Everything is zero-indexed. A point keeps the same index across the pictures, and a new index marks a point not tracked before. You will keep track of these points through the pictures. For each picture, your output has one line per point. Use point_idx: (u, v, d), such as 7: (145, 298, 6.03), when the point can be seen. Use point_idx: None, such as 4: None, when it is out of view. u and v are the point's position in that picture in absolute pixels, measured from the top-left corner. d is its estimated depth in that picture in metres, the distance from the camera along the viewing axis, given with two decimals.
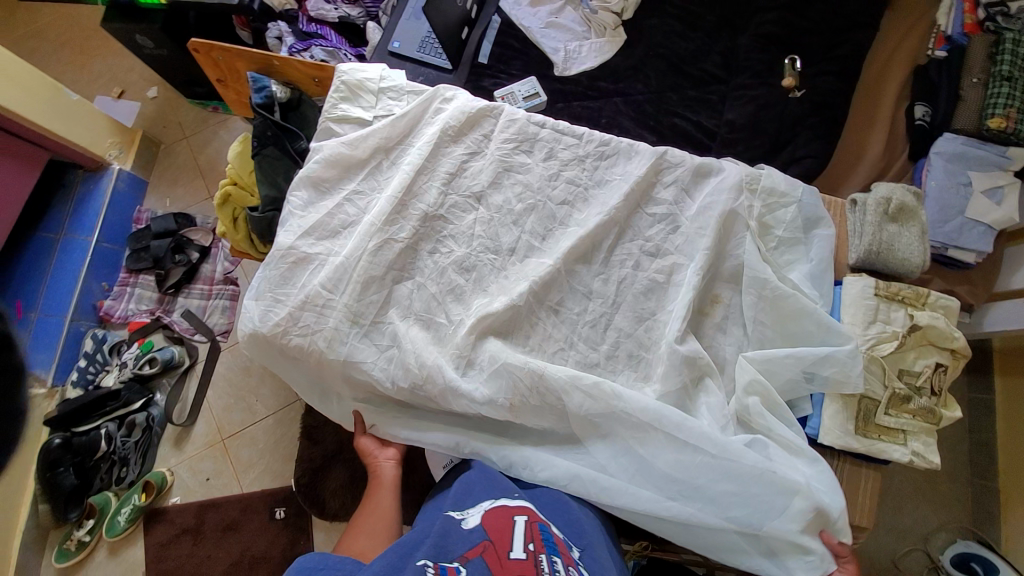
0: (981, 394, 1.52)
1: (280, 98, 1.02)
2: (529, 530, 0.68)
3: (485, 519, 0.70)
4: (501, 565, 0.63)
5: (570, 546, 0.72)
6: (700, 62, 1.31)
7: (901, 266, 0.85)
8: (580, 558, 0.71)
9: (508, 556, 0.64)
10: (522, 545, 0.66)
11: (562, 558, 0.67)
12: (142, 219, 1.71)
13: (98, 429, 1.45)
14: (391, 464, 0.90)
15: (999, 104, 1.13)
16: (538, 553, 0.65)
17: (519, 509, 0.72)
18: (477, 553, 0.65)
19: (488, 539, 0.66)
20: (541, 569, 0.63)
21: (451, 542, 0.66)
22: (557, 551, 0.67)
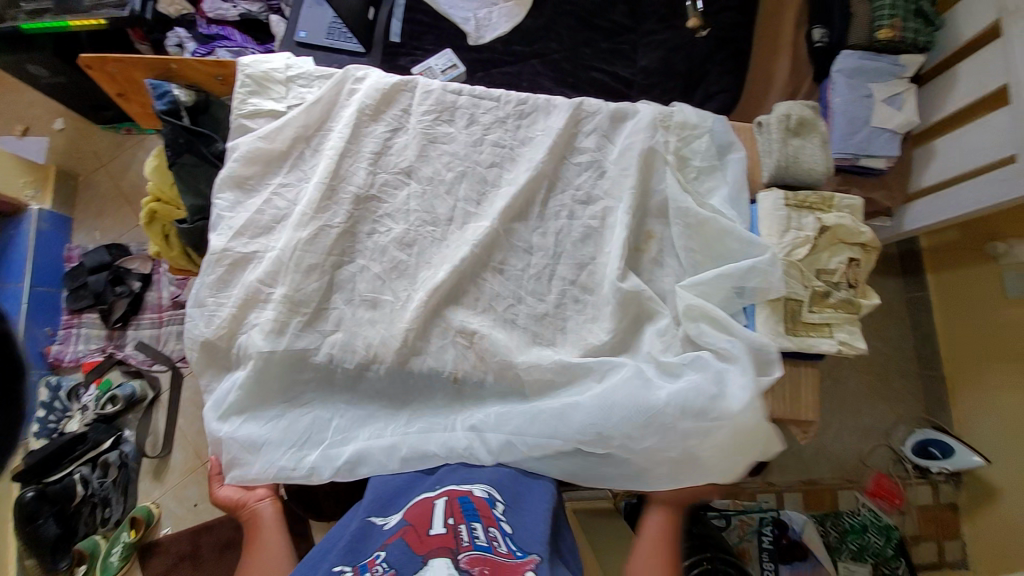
0: (917, 293, 1.64)
1: (185, 102, 0.99)
2: (449, 507, 0.70)
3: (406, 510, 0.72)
4: (421, 540, 0.65)
5: (495, 502, 0.73)
6: (608, 13, 1.33)
7: (809, 175, 0.90)
8: (504, 511, 0.72)
9: (428, 532, 0.67)
10: (442, 521, 0.68)
11: (483, 521, 0.69)
12: (73, 257, 1.64)
13: (72, 475, 1.39)
14: (266, 504, 0.85)
15: (884, 16, 1.20)
16: (457, 526, 0.67)
17: (440, 493, 0.73)
18: (398, 536, 0.67)
19: (408, 523, 0.68)
20: (460, 536, 0.66)
21: (367, 543, 0.68)
22: (477, 517, 0.69)
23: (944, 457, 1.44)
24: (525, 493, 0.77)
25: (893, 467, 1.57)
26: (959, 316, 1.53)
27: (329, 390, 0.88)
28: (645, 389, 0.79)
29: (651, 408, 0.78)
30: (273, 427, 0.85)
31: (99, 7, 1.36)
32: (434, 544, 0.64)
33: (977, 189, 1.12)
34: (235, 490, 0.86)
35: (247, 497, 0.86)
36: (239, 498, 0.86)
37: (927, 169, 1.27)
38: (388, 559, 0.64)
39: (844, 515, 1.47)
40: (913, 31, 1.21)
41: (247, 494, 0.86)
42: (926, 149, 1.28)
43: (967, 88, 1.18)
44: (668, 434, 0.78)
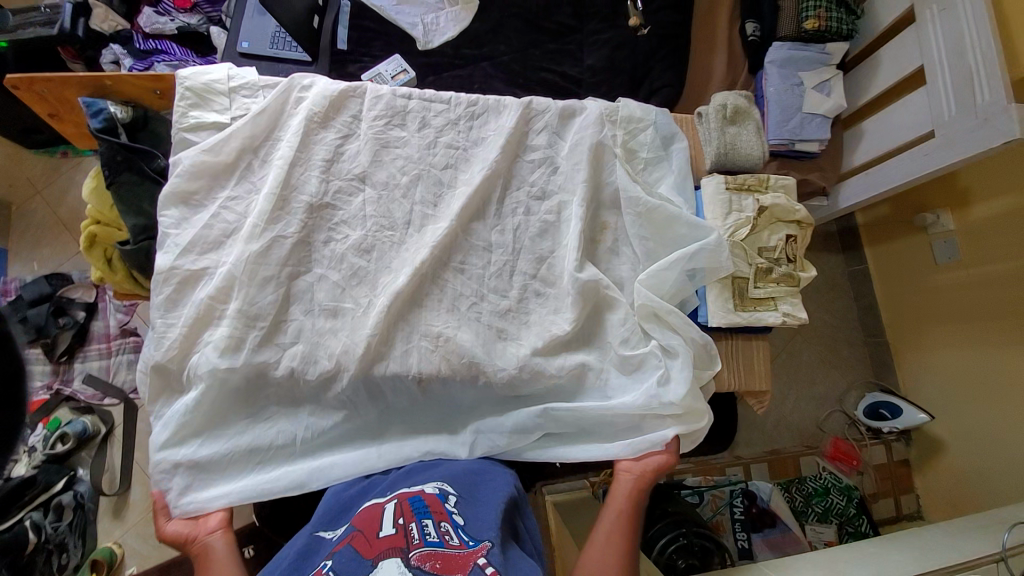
0: (859, 267, 1.75)
1: (121, 119, 0.95)
2: (399, 509, 0.69)
3: (355, 519, 0.71)
4: (369, 544, 0.63)
5: (447, 497, 0.73)
6: (553, 14, 1.36)
7: (746, 160, 0.96)
8: (456, 503, 0.72)
9: (378, 536, 0.64)
10: (392, 522, 0.67)
11: (435, 518, 0.67)
12: (10, 290, 1.54)
13: (21, 522, 1.29)
14: (219, 536, 0.80)
15: (810, 7, 1.28)
16: (408, 524, 0.65)
17: (390, 500, 0.73)
18: (346, 543, 0.65)
19: (356, 529, 0.67)
20: (411, 535, 0.63)
21: (313, 558, 0.66)
22: (429, 515, 0.68)
23: (893, 417, 1.54)
24: (478, 486, 0.78)
25: (849, 431, 1.67)
26: (897, 286, 1.64)
27: (294, 404, 0.87)
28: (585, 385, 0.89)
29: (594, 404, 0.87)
30: (235, 444, 0.83)
31: (26, 25, 1.32)
32: (383, 545, 0.61)
33: (901, 166, 1.21)
34: (183, 525, 0.80)
35: (199, 529, 0.80)
36: (189, 531, 0.80)
37: (858, 149, 1.37)
38: (334, 567, 0.60)
39: (808, 479, 1.55)
40: (836, 20, 1.29)
41: (199, 525, 0.81)
42: (856, 132, 1.38)
43: (887, 74, 1.27)
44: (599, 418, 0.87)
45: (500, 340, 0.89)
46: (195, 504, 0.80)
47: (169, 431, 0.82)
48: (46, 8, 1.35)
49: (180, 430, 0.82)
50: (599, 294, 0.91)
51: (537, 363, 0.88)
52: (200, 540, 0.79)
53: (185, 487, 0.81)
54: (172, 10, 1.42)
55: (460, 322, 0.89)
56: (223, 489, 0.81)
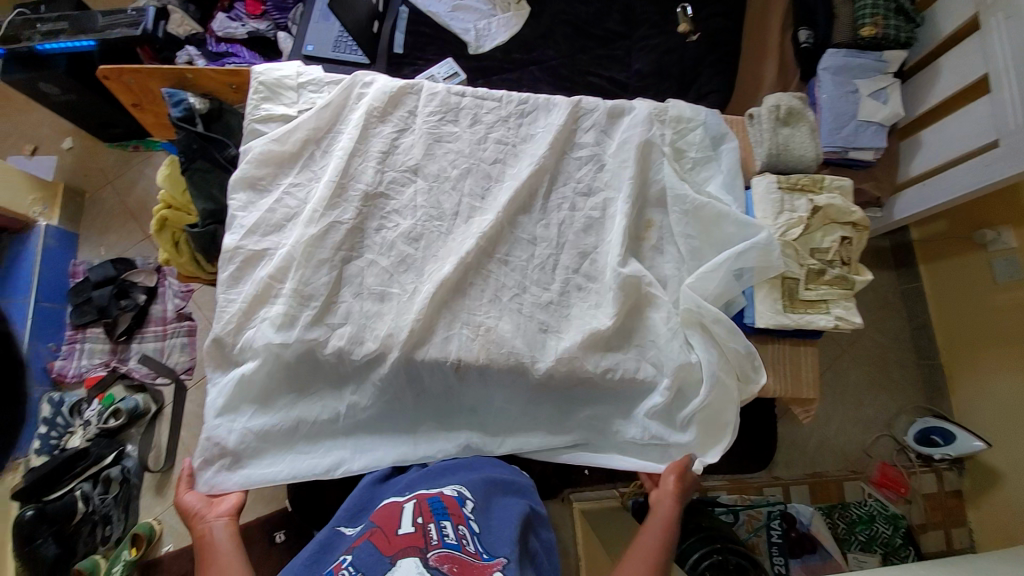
0: (912, 284, 1.67)
1: (199, 109, 1.03)
2: (418, 508, 0.70)
3: (373, 516, 0.72)
4: (388, 542, 0.64)
5: (465, 501, 0.74)
6: (602, 22, 1.39)
7: (799, 162, 0.94)
8: (473, 509, 0.73)
9: (397, 533, 0.65)
10: (411, 520, 0.67)
11: (453, 519, 0.69)
12: (79, 272, 1.67)
13: (72, 492, 1.37)
14: (223, 523, 0.84)
15: (867, 15, 1.29)
16: (426, 524, 0.66)
17: (409, 498, 0.74)
18: (365, 539, 0.66)
19: (376, 526, 0.68)
20: (430, 535, 0.64)
21: (334, 552, 0.68)
22: (447, 515, 0.69)
23: (947, 444, 1.46)
24: (492, 497, 0.79)
25: (897, 458, 1.58)
26: (954, 304, 1.56)
27: (340, 381, 0.91)
28: (619, 385, 0.90)
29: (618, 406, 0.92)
30: (285, 418, 0.89)
31: (113, 27, 1.41)
32: (402, 544, 0.62)
33: (959, 178, 1.17)
34: (199, 499, 0.87)
35: (208, 510, 0.85)
36: (201, 507, 0.86)
37: (915, 159, 1.32)
38: (354, 563, 0.61)
39: (851, 505, 1.49)
40: (893, 28, 1.29)
41: (211, 506, 0.86)
42: (914, 141, 1.34)
43: (949, 81, 1.24)
44: (619, 423, 0.91)
45: (537, 329, 0.90)
46: (246, 476, 0.87)
47: (223, 402, 0.88)
48: (132, 11, 1.44)
49: (232, 400, 0.88)
50: (645, 292, 0.91)
51: (576, 357, 0.87)
52: (205, 521, 0.84)
53: (232, 459, 0.87)
54: (244, 17, 1.55)
55: (504, 311, 0.91)
56: (271, 462, 0.87)
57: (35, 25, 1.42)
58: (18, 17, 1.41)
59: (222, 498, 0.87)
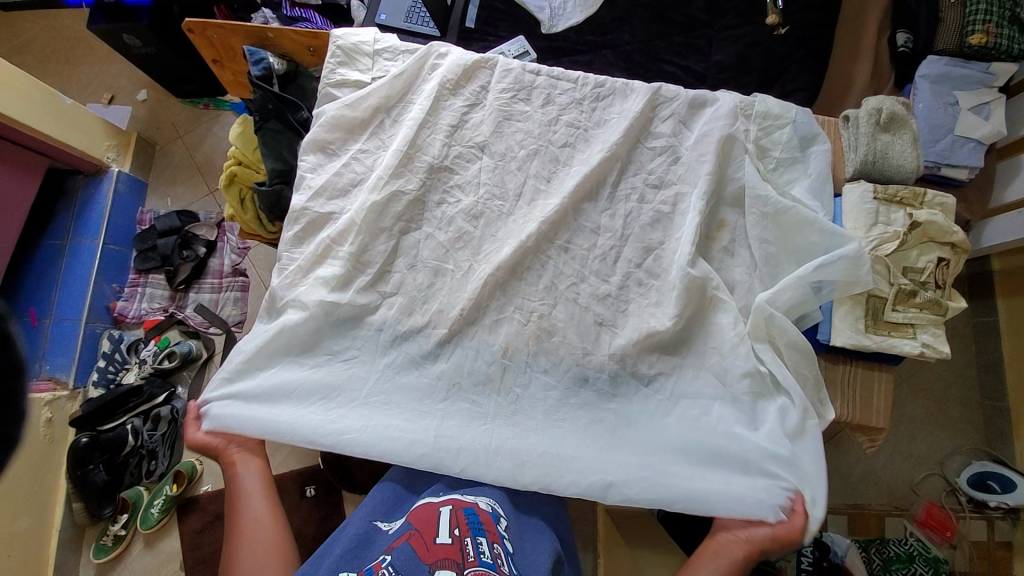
0: (987, 318, 1.56)
1: (278, 70, 1.04)
2: (454, 518, 0.71)
3: (410, 517, 0.73)
4: (426, 548, 0.64)
5: (499, 519, 0.75)
6: (684, 7, 1.32)
7: (897, 172, 0.87)
8: (507, 527, 0.74)
9: (434, 541, 0.66)
10: (448, 531, 0.68)
11: (488, 536, 0.69)
12: (145, 220, 1.77)
13: (124, 425, 1.47)
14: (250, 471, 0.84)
15: (976, 22, 1.18)
16: (463, 537, 0.67)
17: (445, 503, 0.75)
18: (404, 540, 0.67)
19: (414, 528, 0.69)
20: (466, 550, 0.64)
21: (370, 549, 0.69)
22: (483, 532, 0.70)
23: (1004, 492, 1.39)
24: (524, 522, 0.79)
25: (945, 498, 1.50)
26: None
27: (371, 352, 0.87)
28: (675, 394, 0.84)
29: (676, 420, 0.82)
30: (309, 374, 0.86)
31: None
32: (440, 554, 0.63)
33: None
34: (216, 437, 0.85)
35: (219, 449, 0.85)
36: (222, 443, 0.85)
37: (1012, 183, 1.22)
38: (394, 564, 0.62)
39: (890, 542, 1.42)
40: (1007, 38, 1.18)
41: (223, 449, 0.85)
42: (1014, 163, 1.23)
43: None
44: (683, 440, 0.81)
45: (595, 320, 0.87)
46: (249, 422, 0.81)
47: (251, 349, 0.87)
48: None
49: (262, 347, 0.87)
50: (714, 300, 0.86)
51: (629, 351, 0.85)
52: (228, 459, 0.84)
53: (245, 400, 0.84)
54: None
55: (561, 299, 0.88)
56: (278, 414, 0.82)
57: None
58: None
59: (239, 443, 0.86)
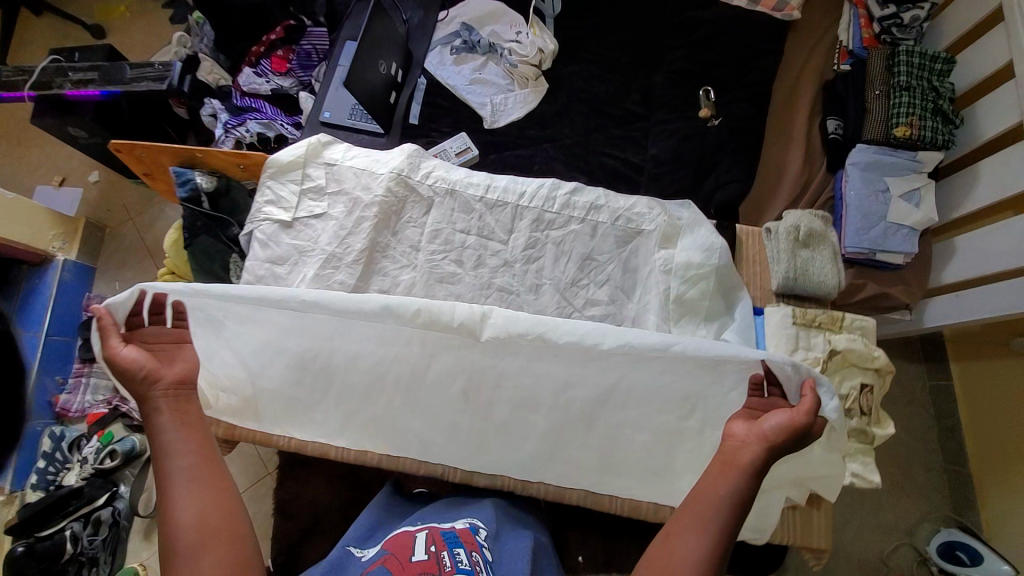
0: (942, 381, 1.56)
1: (205, 188, 1.02)
2: (431, 537, 0.77)
3: (382, 545, 0.78)
4: (402, 566, 0.69)
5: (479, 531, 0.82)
6: (620, 102, 1.38)
7: (818, 289, 0.88)
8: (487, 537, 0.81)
9: (410, 560, 0.71)
10: (423, 548, 0.74)
11: (467, 547, 0.75)
12: (93, 307, 1.71)
13: (62, 531, 1.39)
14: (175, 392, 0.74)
15: (902, 114, 1.23)
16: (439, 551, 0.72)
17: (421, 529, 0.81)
18: (378, 564, 0.72)
19: (387, 553, 0.74)
20: (443, 562, 0.69)
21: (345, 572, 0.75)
22: (460, 544, 0.76)
23: (973, 564, 1.32)
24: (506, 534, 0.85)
25: (917, 569, 1.44)
26: (989, 410, 1.43)
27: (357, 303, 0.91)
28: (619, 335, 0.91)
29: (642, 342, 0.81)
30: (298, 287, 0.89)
31: (139, 80, 1.44)
32: (415, 569, 0.68)
33: (1002, 295, 1.10)
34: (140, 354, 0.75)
35: (165, 372, 0.75)
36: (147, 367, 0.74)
37: (948, 266, 1.24)
38: None
39: None
40: (931, 130, 1.21)
41: (157, 372, 0.74)
42: (948, 245, 1.25)
43: (990, 187, 1.16)
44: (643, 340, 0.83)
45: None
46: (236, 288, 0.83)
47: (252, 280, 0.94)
48: (159, 65, 1.46)
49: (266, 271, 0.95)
50: None
51: None
52: (151, 396, 0.72)
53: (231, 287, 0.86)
54: (269, 73, 1.59)
55: None
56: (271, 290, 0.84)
57: (67, 74, 1.44)
58: (52, 66, 1.44)
59: (173, 363, 0.76)
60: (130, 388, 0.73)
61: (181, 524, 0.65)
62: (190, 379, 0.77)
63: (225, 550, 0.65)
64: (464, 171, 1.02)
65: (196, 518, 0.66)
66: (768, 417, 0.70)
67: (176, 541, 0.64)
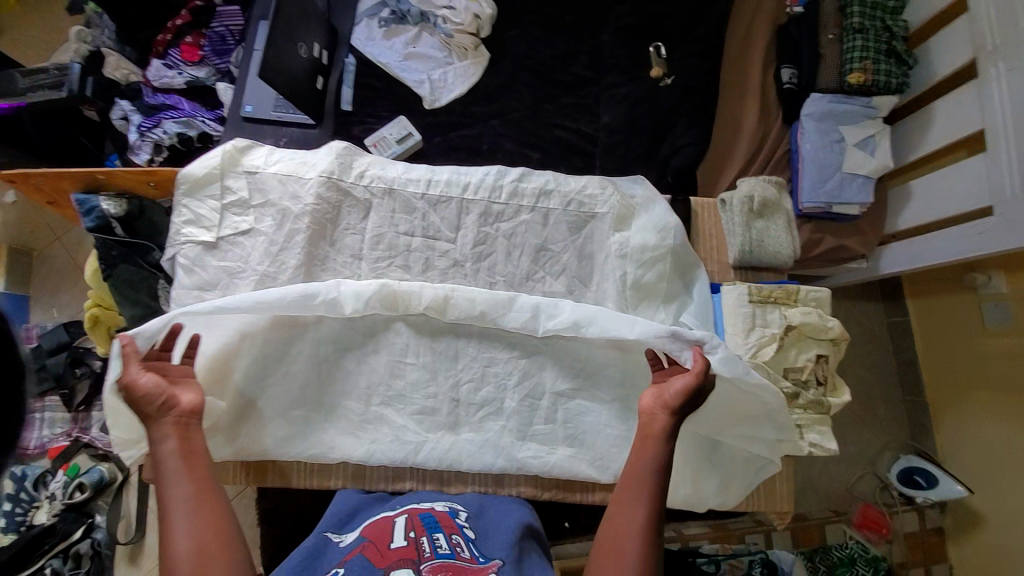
0: (900, 318, 1.59)
1: (115, 214, 0.93)
2: (410, 523, 0.73)
3: (363, 531, 0.73)
4: (381, 555, 0.65)
5: (457, 514, 0.78)
6: (568, 66, 1.29)
7: (774, 259, 0.90)
8: (465, 519, 0.78)
9: (390, 547, 0.67)
10: (403, 535, 0.70)
11: (445, 531, 0.72)
12: (32, 337, 1.54)
13: (42, 570, 1.32)
14: (188, 418, 0.74)
15: (855, 59, 1.18)
16: (419, 537, 0.69)
17: (399, 514, 0.77)
18: (357, 552, 0.67)
19: (367, 540, 0.69)
20: (422, 548, 0.66)
21: (323, 560, 0.68)
22: (438, 528, 0.72)
23: (928, 487, 1.40)
24: (487, 510, 0.82)
25: (880, 496, 1.52)
26: (942, 342, 1.47)
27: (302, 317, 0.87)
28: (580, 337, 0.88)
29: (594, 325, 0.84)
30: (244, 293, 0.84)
31: (36, 88, 1.30)
32: (395, 555, 0.64)
33: (953, 239, 1.11)
34: (155, 380, 0.74)
35: (178, 400, 0.74)
36: (162, 390, 0.73)
37: (903, 212, 1.24)
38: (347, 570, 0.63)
39: (833, 548, 1.40)
40: (885, 74, 1.17)
41: (170, 398, 0.73)
42: (902, 190, 1.24)
43: (943, 128, 1.14)
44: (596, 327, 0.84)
45: (510, 437, 0.87)
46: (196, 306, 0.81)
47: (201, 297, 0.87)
48: (54, 69, 1.32)
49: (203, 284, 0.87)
50: None
51: None
52: (162, 422, 0.72)
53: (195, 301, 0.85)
54: (180, 64, 1.41)
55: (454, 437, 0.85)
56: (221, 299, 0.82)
57: None
58: None
59: (185, 391, 0.76)
60: (143, 415, 0.72)
61: (180, 555, 0.62)
62: (201, 408, 0.75)
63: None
64: (401, 167, 0.95)
65: (194, 546, 0.63)
66: (668, 383, 0.75)
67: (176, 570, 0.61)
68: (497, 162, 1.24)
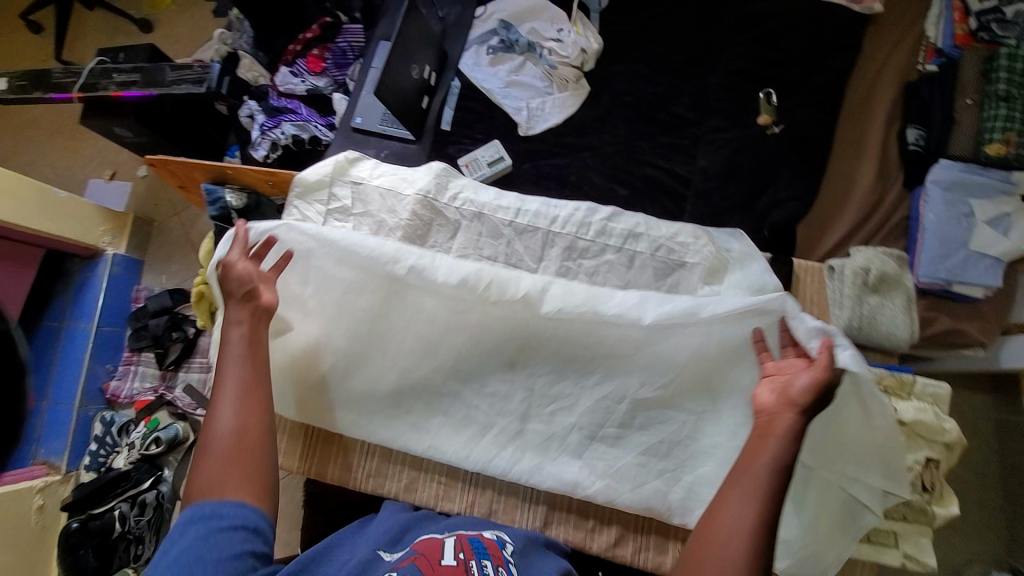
0: (1013, 416, 1.36)
1: (234, 206, 1.04)
2: (460, 544, 0.73)
3: (415, 545, 0.73)
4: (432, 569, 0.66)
5: (506, 544, 0.76)
6: (669, 105, 1.27)
7: (886, 339, 0.90)
8: (513, 552, 0.75)
9: (440, 563, 0.67)
10: (452, 554, 0.70)
11: (493, 561, 0.70)
12: (140, 298, 1.73)
13: (112, 511, 1.44)
14: (259, 315, 0.78)
15: (996, 129, 1.10)
16: (468, 560, 0.69)
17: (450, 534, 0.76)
18: (408, 562, 0.68)
19: (419, 552, 0.70)
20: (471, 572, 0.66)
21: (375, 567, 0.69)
22: (488, 556, 0.71)
23: None
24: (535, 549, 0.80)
25: None
26: None
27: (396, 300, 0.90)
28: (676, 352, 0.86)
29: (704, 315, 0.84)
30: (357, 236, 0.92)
31: (180, 82, 1.43)
32: None
33: None
34: (248, 271, 0.81)
35: (256, 296, 0.79)
36: (249, 281, 0.80)
37: None
38: None
39: None
40: None
41: (253, 290, 0.79)
42: None
43: None
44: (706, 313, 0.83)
45: (569, 466, 0.87)
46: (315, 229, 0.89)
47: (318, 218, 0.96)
48: (199, 66, 1.45)
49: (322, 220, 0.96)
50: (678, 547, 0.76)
51: None
52: (238, 310, 0.77)
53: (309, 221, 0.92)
54: (305, 72, 1.55)
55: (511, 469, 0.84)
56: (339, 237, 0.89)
57: (111, 75, 1.47)
58: (98, 67, 1.47)
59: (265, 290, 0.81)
60: (228, 295, 0.79)
61: (219, 436, 0.68)
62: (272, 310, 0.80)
63: (249, 470, 0.67)
64: (493, 193, 0.97)
65: (236, 431, 0.69)
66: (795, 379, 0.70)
67: (213, 446, 0.67)
68: (583, 194, 1.23)
